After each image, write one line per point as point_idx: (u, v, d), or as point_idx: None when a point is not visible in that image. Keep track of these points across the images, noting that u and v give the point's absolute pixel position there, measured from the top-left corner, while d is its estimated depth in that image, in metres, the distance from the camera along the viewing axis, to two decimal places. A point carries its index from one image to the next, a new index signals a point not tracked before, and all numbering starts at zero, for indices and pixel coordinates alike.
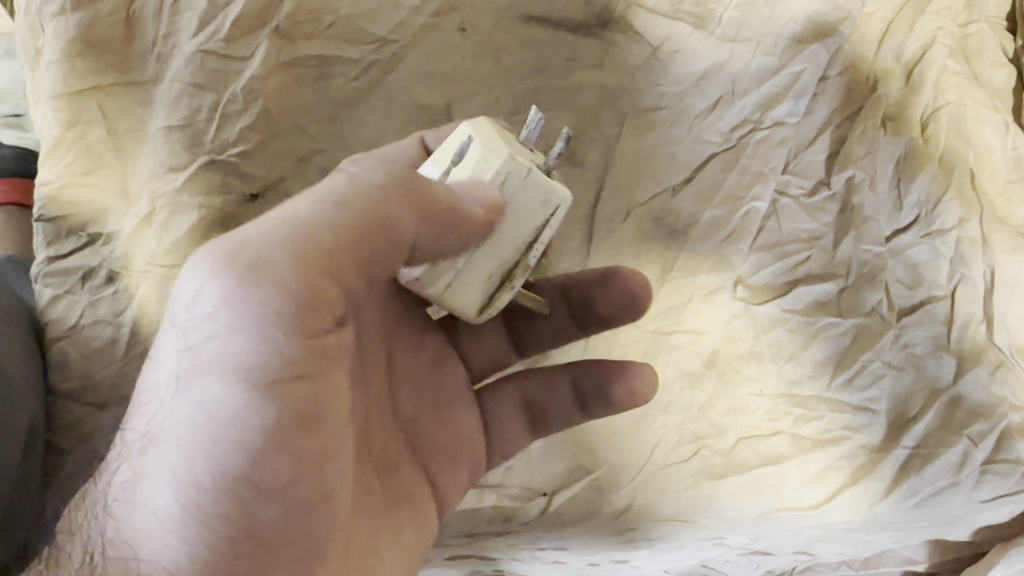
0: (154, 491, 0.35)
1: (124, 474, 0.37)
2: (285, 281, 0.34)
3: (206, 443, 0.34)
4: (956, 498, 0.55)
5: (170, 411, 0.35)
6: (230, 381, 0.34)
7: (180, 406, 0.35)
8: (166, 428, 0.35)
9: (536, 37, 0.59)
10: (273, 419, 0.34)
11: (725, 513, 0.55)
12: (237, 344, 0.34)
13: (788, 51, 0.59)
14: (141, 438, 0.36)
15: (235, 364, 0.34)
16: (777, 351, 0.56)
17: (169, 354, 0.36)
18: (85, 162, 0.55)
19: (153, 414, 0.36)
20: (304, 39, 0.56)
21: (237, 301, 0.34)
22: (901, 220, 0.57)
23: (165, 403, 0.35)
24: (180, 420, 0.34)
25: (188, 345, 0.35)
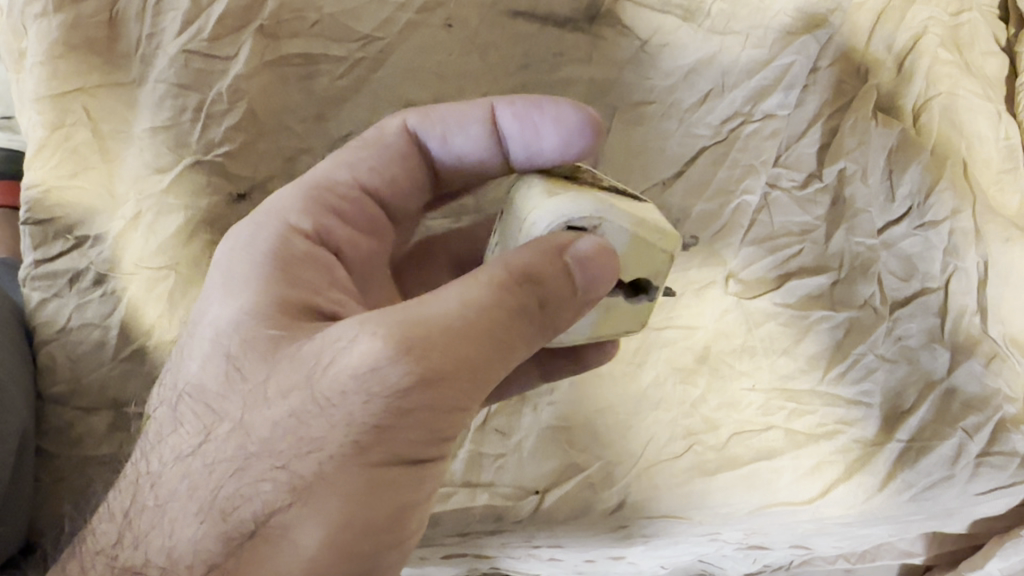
0: (292, 536, 0.32)
1: (252, 518, 0.33)
2: (474, 353, 0.33)
3: (354, 509, 0.32)
4: (952, 491, 0.54)
5: (328, 473, 0.32)
6: (405, 448, 0.33)
7: (326, 473, 0.32)
8: (327, 481, 0.32)
9: (523, 32, 0.58)
10: (407, 484, 0.33)
11: (719, 509, 0.54)
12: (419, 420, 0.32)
13: (778, 42, 0.58)
14: (277, 490, 0.32)
15: (414, 433, 0.32)
16: (770, 345, 0.56)
17: (317, 414, 0.32)
18: (71, 164, 0.55)
19: (302, 475, 0.32)
20: (288, 37, 0.55)
21: (400, 395, 0.31)
22: (894, 212, 0.57)
23: (315, 467, 0.32)
24: (333, 486, 0.32)
25: (334, 411, 0.32)
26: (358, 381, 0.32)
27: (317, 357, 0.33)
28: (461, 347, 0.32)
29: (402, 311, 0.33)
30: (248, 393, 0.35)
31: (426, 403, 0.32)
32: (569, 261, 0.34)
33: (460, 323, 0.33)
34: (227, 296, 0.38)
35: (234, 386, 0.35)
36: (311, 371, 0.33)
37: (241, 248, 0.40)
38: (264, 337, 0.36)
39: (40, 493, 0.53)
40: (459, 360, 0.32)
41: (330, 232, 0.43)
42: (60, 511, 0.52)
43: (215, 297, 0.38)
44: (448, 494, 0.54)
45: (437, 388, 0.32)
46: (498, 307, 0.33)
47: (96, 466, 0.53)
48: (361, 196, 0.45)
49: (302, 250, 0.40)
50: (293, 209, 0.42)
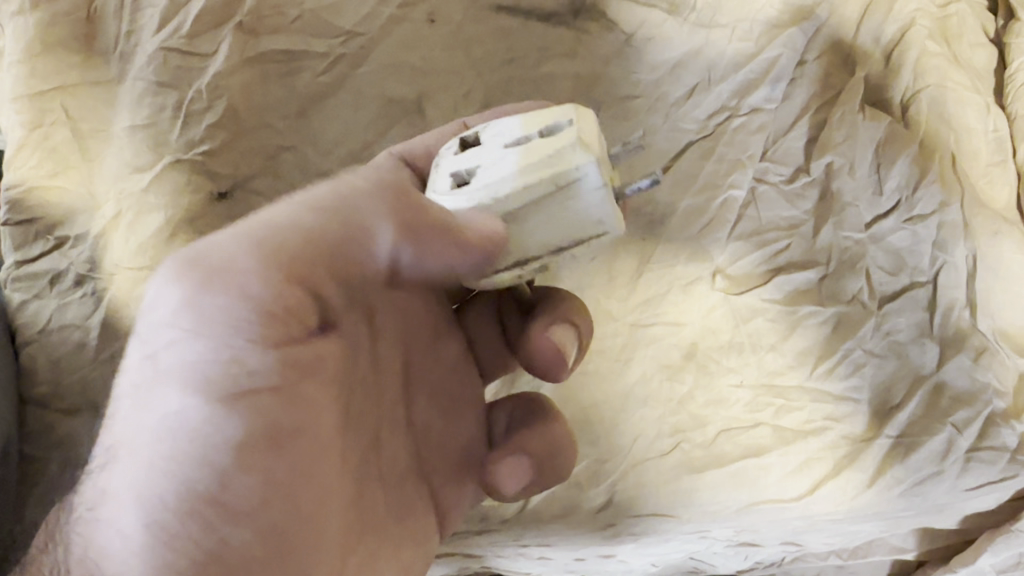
0: (116, 502, 0.33)
1: (96, 496, 0.33)
2: (264, 270, 0.35)
3: (195, 451, 0.33)
4: (942, 487, 0.54)
5: (134, 422, 0.33)
6: (202, 372, 0.33)
7: (138, 411, 0.34)
8: (134, 429, 0.33)
9: (507, 27, 0.58)
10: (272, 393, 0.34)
11: (707, 507, 0.54)
12: (213, 342, 0.34)
13: (763, 36, 0.58)
14: (107, 462, 0.34)
15: (207, 354, 0.34)
16: (758, 341, 0.55)
17: (125, 381, 0.35)
18: (49, 164, 0.54)
19: (126, 439, 0.33)
20: (269, 34, 0.55)
21: (191, 319, 0.34)
22: (882, 205, 0.56)
23: (121, 424, 0.34)
24: (165, 440, 0.33)
25: (162, 350, 0.34)
26: (155, 327, 0.35)
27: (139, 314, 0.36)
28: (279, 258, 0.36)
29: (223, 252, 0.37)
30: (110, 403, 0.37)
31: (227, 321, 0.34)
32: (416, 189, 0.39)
33: (275, 237, 0.37)
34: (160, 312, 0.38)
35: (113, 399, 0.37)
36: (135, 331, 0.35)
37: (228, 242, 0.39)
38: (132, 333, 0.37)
39: (20, 498, 0.51)
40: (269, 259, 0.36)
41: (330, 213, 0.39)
42: (37, 514, 0.51)
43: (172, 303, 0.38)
44: None
45: (275, 292, 0.35)
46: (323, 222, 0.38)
47: (75, 466, 0.52)
48: None
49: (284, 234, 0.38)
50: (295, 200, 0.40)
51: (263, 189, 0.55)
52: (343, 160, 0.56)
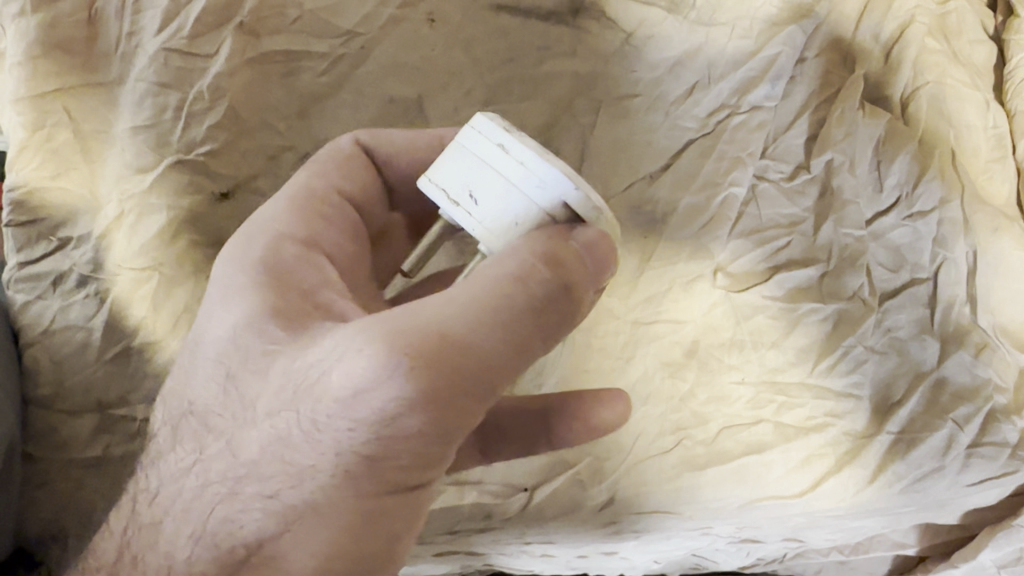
0: (283, 558, 0.35)
1: (243, 537, 0.35)
2: (481, 390, 0.33)
3: (349, 533, 0.34)
4: (942, 483, 0.54)
5: (314, 503, 0.34)
6: (395, 481, 0.34)
7: (326, 497, 0.34)
8: (315, 508, 0.34)
9: (507, 26, 0.58)
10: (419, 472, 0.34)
11: (710, 504, 0.54)
12: (414, 455, 0.33)
13: (762, 34, 0.58)
14: (268, 518, 0.34)
15: (404, 467, 0.33)
16: (759, 338, 0.55)
17: (296, 442, 0.34)
18: (52, 165, 0.54)
19: (290, 505, 0.34)
20: (269, 34, 0.55)
21: (398, 430, 0.32)
22: (882, 203, 0.56)
23: (300, 495, 0.34)
24: (326, 509, 0.34)
25: (326, 422, 0.33)
26: (342, 407, 0.32)
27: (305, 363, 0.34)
28: (459, 353, 0.32)
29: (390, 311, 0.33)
30: (236, 405, 0.36)
31: (422, 440, 0.33)
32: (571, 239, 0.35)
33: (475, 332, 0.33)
34: (205, 340, 0.38)
35: (233, 401, 0.36)
36: (293, 385, 0.34)
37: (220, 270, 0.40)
38: (242, 354, 0.36)
39: (25, 499, 0.52)
40: (447, 357, 0.32)
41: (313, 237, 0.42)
42: (44, 516, 0.52)
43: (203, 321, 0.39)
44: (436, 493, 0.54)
45: (456, 412, 0.32)
46: (495, 289, 0.33)
47: (80, 469, 0.53)
48: (341, 203, 0.45)
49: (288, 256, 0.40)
50: (279, 219, 0.42)
51: (266, 188, 0.55)
52: None
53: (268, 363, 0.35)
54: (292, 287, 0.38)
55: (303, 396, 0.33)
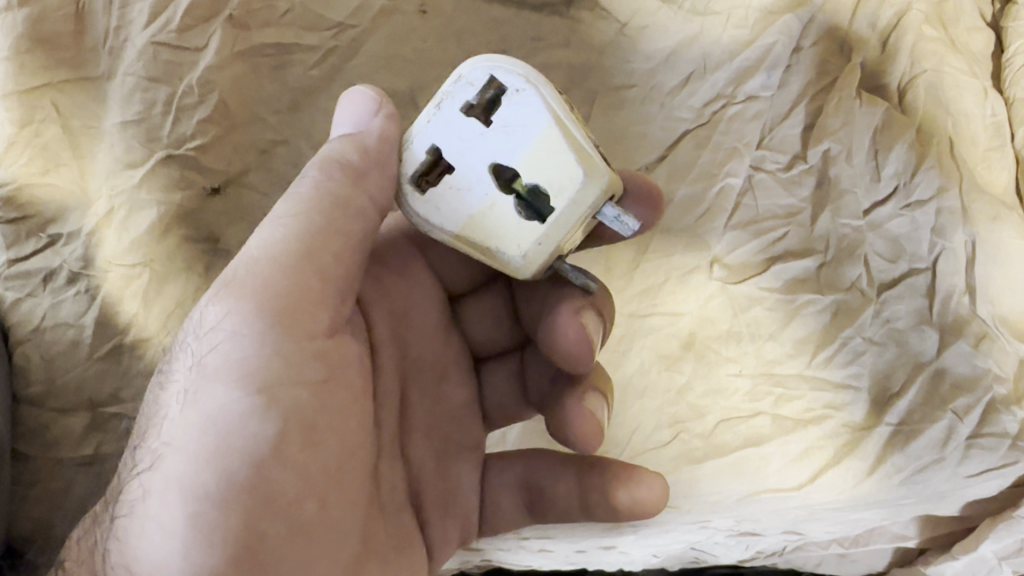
0: (166, 479, 0.33)
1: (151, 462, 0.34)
2: (278, 278, 0.35)
3: (208, 442, 0.33)
4: (942, 475, 0.53)
5: (186, 404, 0.34)
6: (224, 382, 0.34)
7: (182, 414, 0.34)
8: (187, 408, 0.34)
9: (499, 18, 0.58)
10: (254, 426, 0.34)
11: (707, 497, 0.53)
12: (232, 350, 0.35)
13: (759, 23, 0.58)
14: (154, 438, 0.35)
15: (232, 360, 0.34)
16: (756, 330, 0.55)
17: (177, 364, 0.36)
18: (41, 162, 0.53)
19: (158, 431, 0.35)
20: (259, 28, 0.55)
21: (222, 322, 0.35)
22: (880, 192, 0.56)
23: (175, 407, 0.35)
24: (179, 427, 0.34)
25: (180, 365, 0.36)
26: (190, 330, 0.36)
27: (185, 325, 0.38)
28: (278, 253, 0.36)
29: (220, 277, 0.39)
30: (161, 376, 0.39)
31: (237, 315, 0.35)
32: (355, 142, 0.38)
33: (278, 227, 0.36)
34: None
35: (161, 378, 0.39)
36: (179, 340, 0.37)
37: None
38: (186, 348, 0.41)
39: (15, 498, 0.52)
40: (259, 277, 0.35)
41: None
42: (34, 514, 0.52)
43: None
44: None
45: (253, 288, 0.35)
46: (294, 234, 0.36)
47: (73, 468, 0.52)
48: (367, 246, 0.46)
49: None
50: None
51: (257, 184, 0.56)
52: None
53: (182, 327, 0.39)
54: None
55: (183, 331, 0.37)
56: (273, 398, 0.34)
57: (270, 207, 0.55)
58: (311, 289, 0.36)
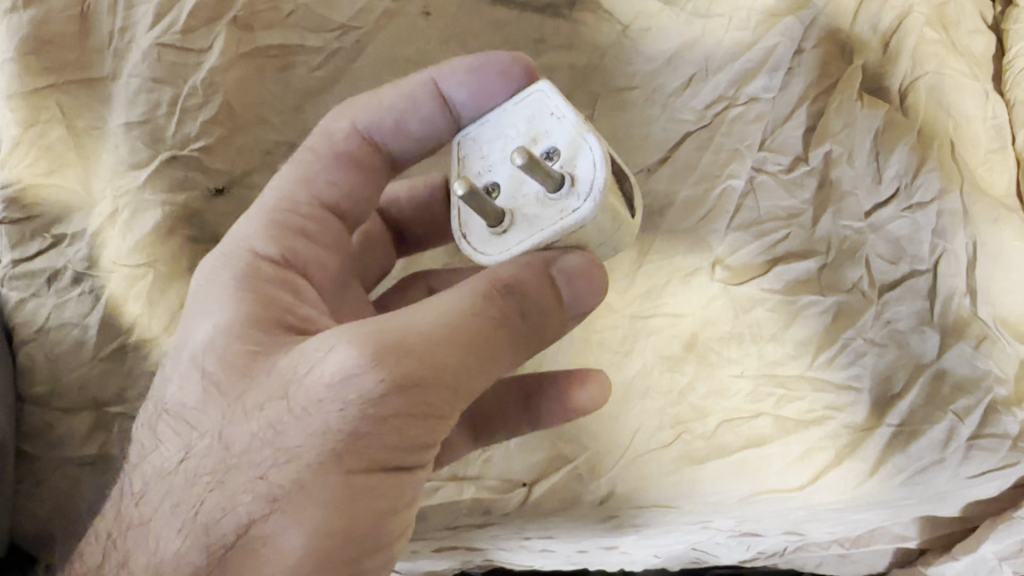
0: (278, 540, 0.33)
1: (249, 510, 0.33)
2: (445, 385, 0.33)
3: (332, 519, 0.33)
4: (942, 475, 0.54)
5: (308, 479, 0.33)
6: (366, 468, 0.33)
7: (307, 487, 0.33)
8: (310, 482, 0.33)
9: (502, 19, 0.58)
10: (384, 497, 0.34)
11: (709, 497, 0.54)
12: (385, 442, 0.33)
13: (761, 25, 0.58)
14: (258, 499, 0.33)
15: (381, 454, 0.33)
16: (758, 331, 0.55)
17: (292, 422, 0.33)
18: (46, 162, 0.54)
19: (284, 486, 0.33)
20: (264, 29, 0.55)
21: (386, 408, 0.32)
22: (881, 194, 0.56)
23: (291, 471, 0.33)
24: (311, 494, 0.33)
25: (303, 429, 0.33)
26: (325, 394, 0.32)
27: (306, 362, 0.34)
28: (450, 354, 0.33)
29: (359, 330, 0.33)
30: (230, 401, 0.35)
31: (400, 409, 0.32)
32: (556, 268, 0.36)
33: (449, 318, 0.34)
34: (205, 314, 0.38)
35: (211, 399, 0.36)
36: (294, 384, 0.34)
37: (225, 257, 0.40)
38: (247, 338, 0.36)
39: (20, 497, 0.52)
40: (430, 375, 0.33)
41: (288, 251, 0.41)
42: (39, 514, 0.52)
43: (211, 291, 0.39)
44: (436, 488, 0.55)
45: (417, 387, 0.32)
46: (462, 322, 0.34)
47: (77, 467, 0.52)
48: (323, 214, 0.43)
49: (269, 276, 0.40)
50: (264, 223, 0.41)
51: (261, 184, 0.55)
52: None
53: (262, 352, 0.36)
54: (287, 284, 0.40)
55: (299, 372, 0.34)
56: (402, 476, 0.34)
57: None
58: (467, 391, 0.34)
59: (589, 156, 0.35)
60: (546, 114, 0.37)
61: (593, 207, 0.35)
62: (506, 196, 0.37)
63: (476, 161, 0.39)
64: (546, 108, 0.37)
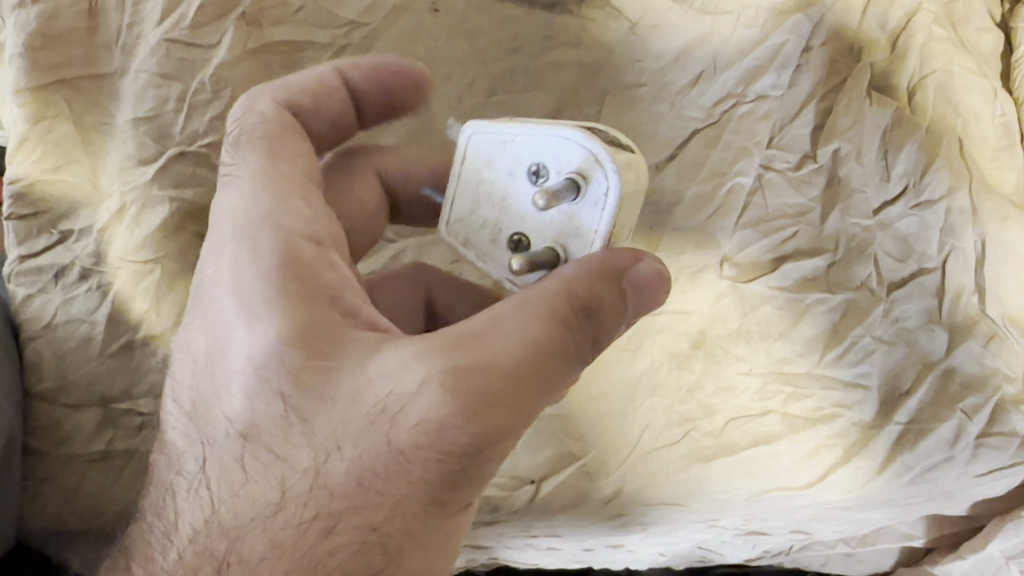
0: None
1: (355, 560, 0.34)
2: (527, 422, 0.34)
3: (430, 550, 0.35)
4: (951, 473, 0.54)
5: (414, 525, 0.34)
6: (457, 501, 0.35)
7: (410, 531, 0.34)
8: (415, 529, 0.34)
9: (510, 16, 0.58)
10: (460, 519, 0.36)
11: (717, 495, 0.55)
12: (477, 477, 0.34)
13: (770, 22, 0.57)
14: (366, 547, 0.34)
15: (470, 488, 0.35)
16: (766, 329, 0.55)
17: (389, 472, 0.33)
18: (54, 157, 0.54)
19: (393, 535, 0.34)
20: (271, 25, 0.55)
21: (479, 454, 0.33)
22: (890, 192, 0.56)
23: (398, 522, 0.34)
24: (414, 536, 0.34)
25: (405, 476, 0.33)
26: (424, 442, 0.33)
27: (386, 401, 0.33)
28: (537, 398, 0.34)
29: (451, 375, 0.32)
30: (308, 431, 0.34)
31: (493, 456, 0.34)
32: (630, 284, 0.35)
33: (536, 358, 0.34)
34: (253, 319, 0.35)
35: (290, 430, 0.34)
36: (384, 425, 0.33)
37: (253, 244, 0.36)
38: (314, 354, 0.34)
39: (27, 494, 0.53)
40: (521, 421, 0.34)
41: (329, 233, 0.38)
42: (48, 510, 0.53)
43: (256, 288, 0.35)
44: None
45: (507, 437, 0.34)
46: (544, 355, 0.34)
47: (85, 464, 0.53)
48: (325, 183, 0.41)
49: (307, 254, 0.36)
50: (273, 202, 0.37)
51: None
52: None
53: (324, 373, 0.34)
54: (322, 261, 0.37)
55: (384, 412, 0.33)
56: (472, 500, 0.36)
57: None
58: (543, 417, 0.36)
59: (570, 141, 0.35)
60: (501, 144, 0.37)
61: (613, 175, 0.34)
62: (536, 238, 0.37)
63: (483, 228, 0.38)
64: (496, 144, 0.37)
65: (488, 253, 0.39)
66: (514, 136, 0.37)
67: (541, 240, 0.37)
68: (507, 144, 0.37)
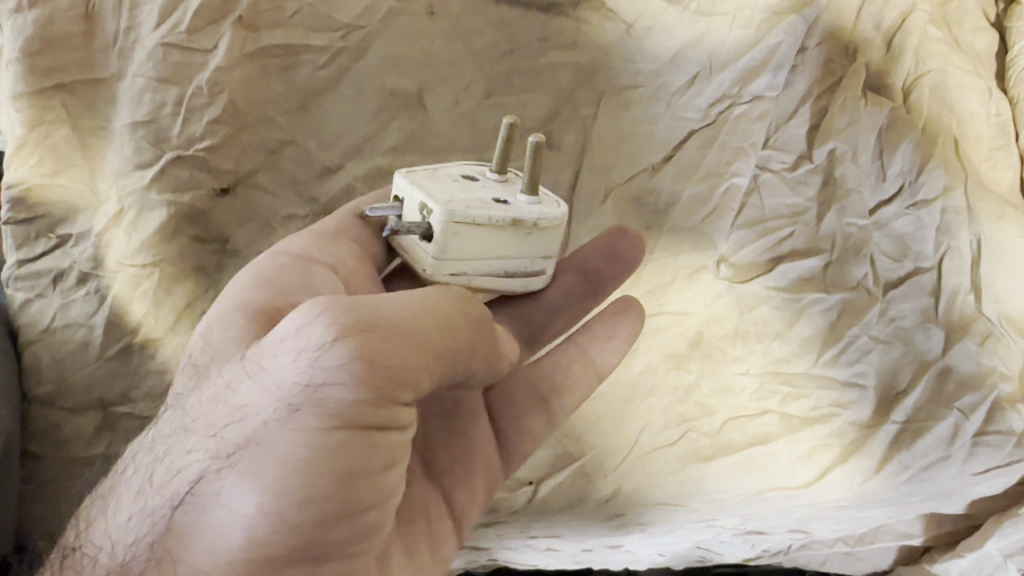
0: (230, 492, 0.31)
1: (192, 482, 0.32)
2: (395, 345, 0.31)
3: (286, 482, 0.30)
4: (949, 471, 0.53)
5: (257, 436, 0.31)
6: (320, 422, 0.30)
7: (254, 446, 0.31)
8: (261, 441, 0.31)
9: (507, 18, 0.57)
10: (358, 454, 0.31)
11: (715, 495, 0.54)
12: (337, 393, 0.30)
13: (765, 23, 0.57)
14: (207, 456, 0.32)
15: (334, 408, 0.30)
16: (763, 329, 0.56)
17: (249, 383, 0.32)
18: (51, 162, 0.54)
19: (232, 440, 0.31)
20: (268, 29, 0.55)
21: (325, 352, 0.30)
22: (886, 192, 0.56)
23: (245, 429, 0.31)
24: (269, 448, 0.30)
25: (260, 388, 0.31)
26: (277, 350, 0.31)
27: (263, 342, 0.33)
28: (399, 322, 0.32)
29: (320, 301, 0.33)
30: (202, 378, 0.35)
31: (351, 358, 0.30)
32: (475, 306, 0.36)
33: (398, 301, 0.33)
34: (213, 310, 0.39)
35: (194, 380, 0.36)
36: (259, 354, 0.33)
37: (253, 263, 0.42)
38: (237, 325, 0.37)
39: (24, 500, 0.52)
40: (380, 330, 0.31)
41: (310, 254, 0.42)
42: (47, 516, 0.52)
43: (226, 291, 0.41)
44: None
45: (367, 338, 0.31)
46: (406, 300, 0.33)
47: (83, 468, 0.53)
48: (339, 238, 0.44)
49: (279, 268, 0.41)
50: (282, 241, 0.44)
51: (266, 184, 0.56)
52: (346, 154, 0.57)
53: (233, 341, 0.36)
54: (296, 276, 0.40)
55: (261, 345, 0.33)
56: (374, 434, 0.31)
57: (279, 207, 0.56)
58: (421, 359, 0.32)
59: (470, 168, 0.44)
60: (429, 171, 0.42)
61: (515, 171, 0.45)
62: (511, 196, 0.41)
63: (471, 199, 0.39)
64: (425, 174, 0.41)
65: (489, 207, 0.39)
66: (436, 167, 0.42)
67: (514, 195, 0.41)
68: (431, 170, 0.42)
